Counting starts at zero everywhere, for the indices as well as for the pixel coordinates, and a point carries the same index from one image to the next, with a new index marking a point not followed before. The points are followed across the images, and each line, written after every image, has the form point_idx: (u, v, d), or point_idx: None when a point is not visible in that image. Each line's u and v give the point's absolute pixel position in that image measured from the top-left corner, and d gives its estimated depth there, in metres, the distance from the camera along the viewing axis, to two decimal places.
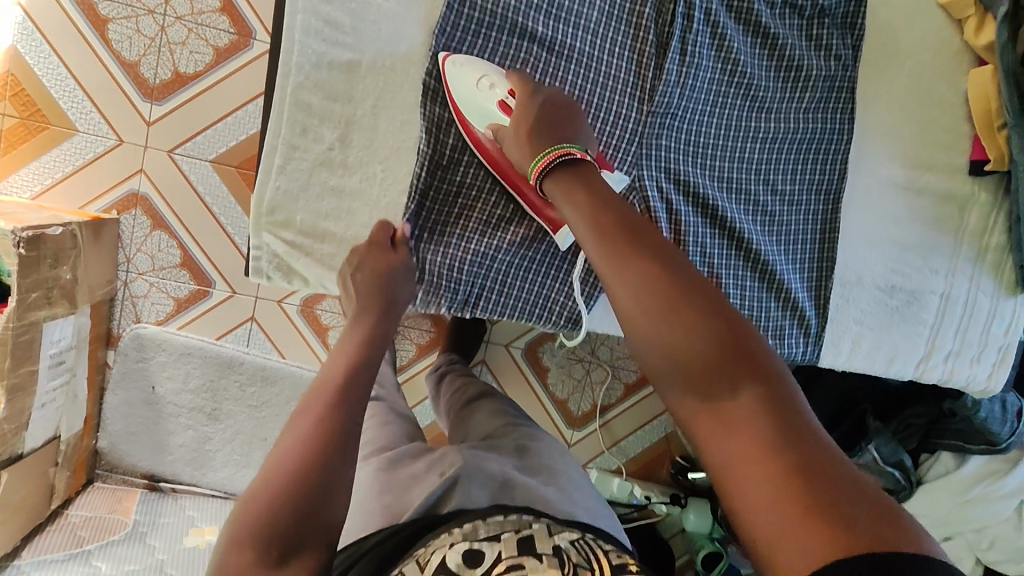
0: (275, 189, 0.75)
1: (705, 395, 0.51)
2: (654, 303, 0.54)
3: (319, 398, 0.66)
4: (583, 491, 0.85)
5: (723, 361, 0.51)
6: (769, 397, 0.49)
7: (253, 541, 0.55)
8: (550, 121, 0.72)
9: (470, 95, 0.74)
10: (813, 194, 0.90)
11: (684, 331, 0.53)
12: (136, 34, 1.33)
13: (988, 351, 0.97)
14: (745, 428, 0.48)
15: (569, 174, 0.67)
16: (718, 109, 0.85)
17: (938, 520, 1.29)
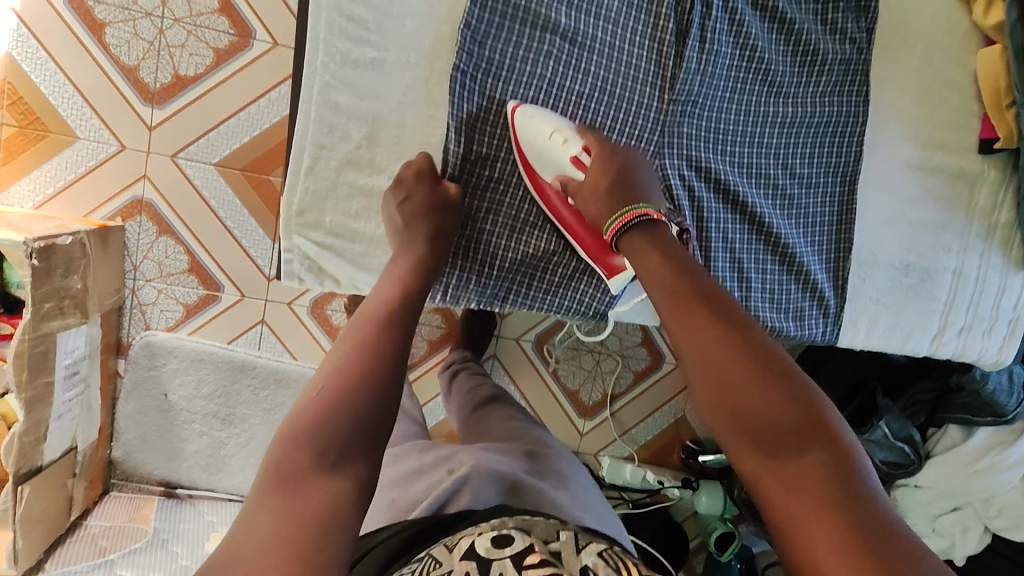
0: (304, 191, 0.75)
1: (779, 456, 0.57)
2: (739, 369, 0.61)
3: (372, 316, 0.65)
4: (589, 495, 0.84)
5: (798, 429, 0.58)
6: (836, 464, 0.56)
7: (307, 446, 0.55)
8: (623, 181, 0.76)
9: (541, 147, 0.78)
10: (831, 177, 0.91)
11: (766, 397, 0.59)
12: (134, 38, 1.32)
13: (998, 326, 0.99)
14: (810, 482, 0.55)
15: (640, 234, 0.72)
16: (736, 96, 0.86)
17: (945, 491, 1.32)
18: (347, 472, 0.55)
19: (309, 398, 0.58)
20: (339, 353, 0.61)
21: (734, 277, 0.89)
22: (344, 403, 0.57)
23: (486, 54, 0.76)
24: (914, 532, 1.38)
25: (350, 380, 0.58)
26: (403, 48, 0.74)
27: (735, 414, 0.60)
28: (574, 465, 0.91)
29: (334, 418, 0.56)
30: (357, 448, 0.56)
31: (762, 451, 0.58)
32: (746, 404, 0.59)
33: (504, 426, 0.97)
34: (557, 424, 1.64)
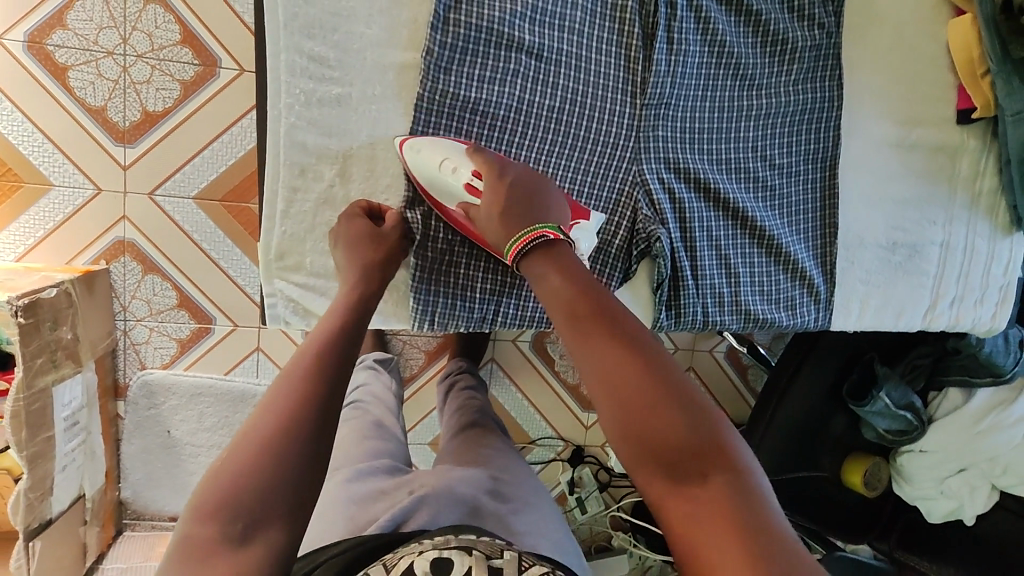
0: (281, 234, 0.75)
1: (678, 481, 0.52)
2: (636, 390, 0.54)
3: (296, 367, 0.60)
4: (544, 518, 0.86)
5: (697, 450, 0.53)
6: (736, 487, 0.51)
7: (216, 517, 0.51)
8: (520, 203, 0.70)
9: (433, 177, 0.73)
10: (810, 163, 0.91)
11: (665, 419, 0.53)
12: (98, 78, 1.29)
13: (989, 293, 1.00)
14: (716, 510, 0.50)
15: (542, 250, 0.64)
16: (709, 93, 0.85)
17: (950, 454, 1.33)
18: (258, 542, 0.51)
19: (225, 460, 0.54)
20: (260, 408, 0.57)
21: (721, 273, 0.89)
22: (264, 466, 0.53)
23: (453, 78, 0.75)
24: (921, 496, 1.38)
25: (267, 442, 0.54)
26: (367, 82, 0.73)
27: (637, 437, 0.53)
28: (537, 489, 0.93)
29: (247, 483, 0.52)
30: (276, 513, 0.53)
31: (662, 476, 0.52)
32: (644, 426, 0.53)
33: (473, 452, 0.98)
34: (562, 420, 1.66)
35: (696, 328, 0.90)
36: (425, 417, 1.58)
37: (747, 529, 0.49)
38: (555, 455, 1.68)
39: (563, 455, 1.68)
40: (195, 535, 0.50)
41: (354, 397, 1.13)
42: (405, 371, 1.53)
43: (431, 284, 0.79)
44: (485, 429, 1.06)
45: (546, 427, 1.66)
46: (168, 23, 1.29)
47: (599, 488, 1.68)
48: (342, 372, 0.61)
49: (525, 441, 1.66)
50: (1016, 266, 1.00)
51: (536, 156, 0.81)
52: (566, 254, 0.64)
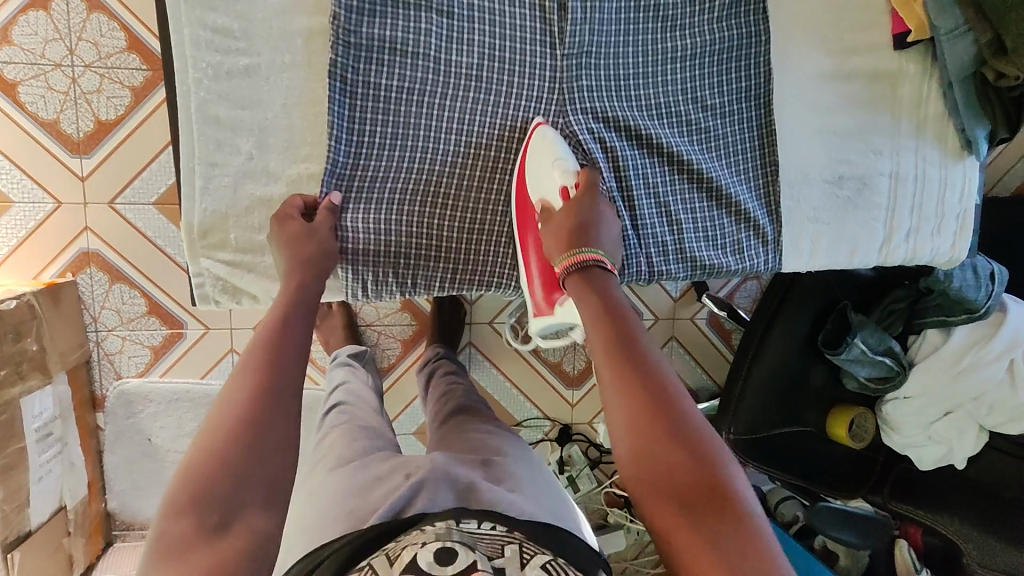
0: (203, 212, 0.74)
1: (688, 512, 0.54)
2: (655, 429, 0.58)
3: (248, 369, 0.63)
4: (546, 493, 0.82)
5: (706, 484, 0.55)
6: (743, 529, 0.53)
7: (192, 510, 0.52)
8: (580, 231, 0.75)
9: (540, 171, 0.79)
10: (744, 102, 0.90)
11: (677, 454, 0.57)
12: (48, 91, 1.30)
13: (946, 222, 0.98)
14: (718, 545, 0.52)
15: (582, 285, 0.71)
16: (630, 37, 0.84)
17: (933, 397, 1.30)
18: (237, 532, 0.53)
19: (189, 463, 0.55)
20: (220, 411, 0.59)
21: (662, 221, 0.88)
22: (241, 457, 0.56)
23: (363, 41, 0.74)
24: (912, 444, 1.36)
25: (240, 434, 0.57)
26: (275, 49, 0.73)
27: (656, 467, 0.57)
28: (535, 467, 0.89)
29: (222, 477, 0.54)
30: (254, 499, 0.55)
31: (673, 507, 0.55)
32: (658, 463, 0.57)
33: (465, 439, 0.95)
34: (547, 400, 1.65)
35: (642, 282, 0.89)
36: (408, 407, 1.57)
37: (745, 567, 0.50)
38: (543, 436, 1.66)
39: (552, 435, 1.67)
40: (174, 523, 0.52)
41: (332, 398, 1.11)
42: (383, 361, 1.53)
43: (360, 254, 0.79)
44: (471, 414, 1.04)
45: (532, 408, 1.65)
46: (113, 31, 1.30)
47: (589, 465, 1.66)
48: (299, 363, 0.65)
49: (511, 424, 1.64)
50: (971, 194, 0.98)
51: (458, 115, 0.80)
52: (610, 294, 0.70)
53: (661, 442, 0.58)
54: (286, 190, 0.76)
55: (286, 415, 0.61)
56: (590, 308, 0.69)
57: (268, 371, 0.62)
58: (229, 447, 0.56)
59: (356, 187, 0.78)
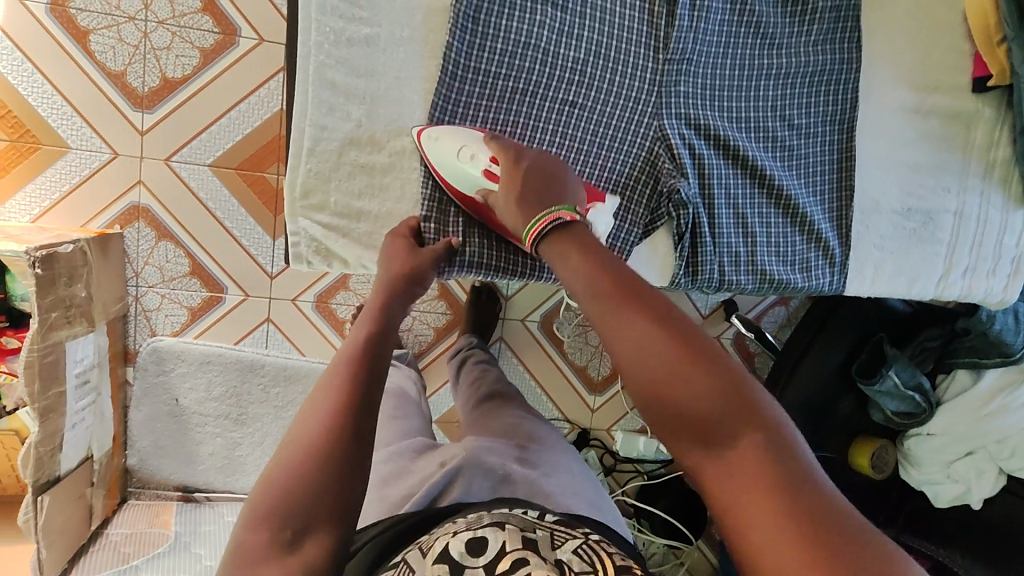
0: (307, 173, 0.75)
1: (709, 444, 0.47)
2: (670, 362, 0.49)
3: (337, 372, 0.61)
4: (579, 480, 0.80)
5: (723, 411, 0.48)
6: (770, 446, 0.47)
7: (265, 523, 0.50)
8: (536, 187, 0.68)
9: (452, 167, 0.74)
10: (827, 126, 0.92)
11: (697, 385, 0.48)
12: (119, 43, 1.31)
13: (1002, 264, 1.00)
14: (748, 474, 0.46)
15: (559, 231, 0.61)
16: (729, 50, 0.87)
17: (956, 435, 1.32)
18: (308, 546, 0.50)
19: (273, 471, 0.54)
20: (302, 422, 0.57)
21: (738, 232, 0.90)
22: (312, 467, 0.53)
23: (481, 27, 0.77)
24: (930, 480, 1.38)
25: (317, 451, 0.54)
26: (395, 23, 0.75)
27: (665, 404, 0.49)
28: (571, 456, 0.86)
29: (294, 492, 0.52)
30: (324, 515, 0.52)
31: (689, 441, 0.48)
32: (670, 399, 0.48)
33: (500, 418, 0.93)
34: (568, 401, 1.65)
35: (711, 289, 0.91)
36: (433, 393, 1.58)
37: (776, 491, 0.44)
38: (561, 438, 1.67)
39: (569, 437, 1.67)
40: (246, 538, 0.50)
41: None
42: (415, 345, 1.54)
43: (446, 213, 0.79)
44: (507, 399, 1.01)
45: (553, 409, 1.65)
46: None
47: (604, 471, 1.67)
48: (382, 370, 0.63)
49: None
50: None
51: (560, 108, 0.82)
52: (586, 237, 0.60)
53: (673, 374, 0.49)
54: (389, 160, 0.77)
55: (364, 432, 0.57)
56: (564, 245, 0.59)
57: (350, 381, 0.60)
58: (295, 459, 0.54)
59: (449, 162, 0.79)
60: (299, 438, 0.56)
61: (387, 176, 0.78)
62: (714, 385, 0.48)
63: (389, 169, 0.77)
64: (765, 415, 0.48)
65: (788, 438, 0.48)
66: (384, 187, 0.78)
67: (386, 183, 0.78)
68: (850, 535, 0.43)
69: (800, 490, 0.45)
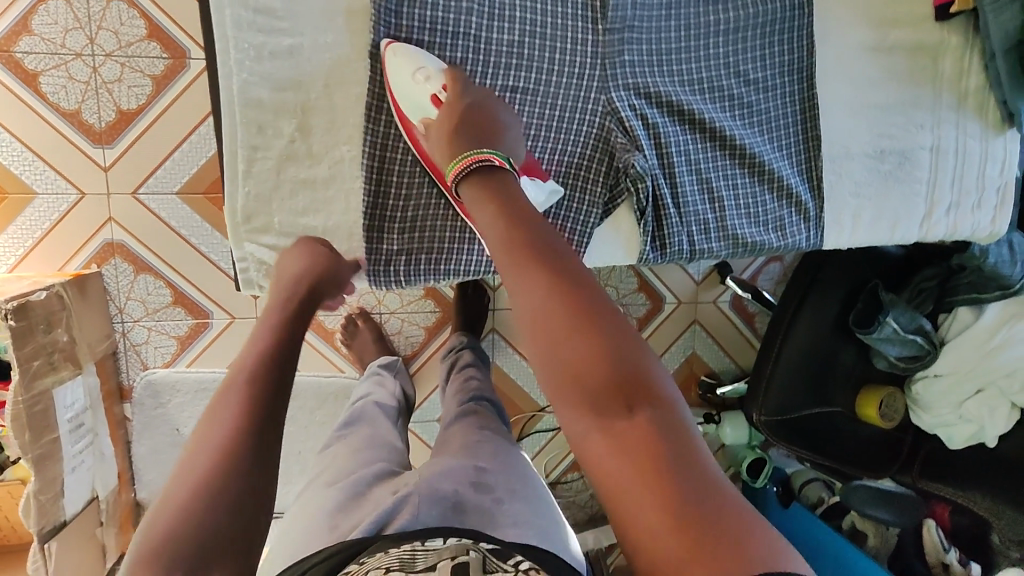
0: (246, 196, 0.75)
1: (602, 409, 0.53)
2: (565, 327, 0.54)
3: (229, 396, 0.62)
4: (534, 506, 0.79)
5: (616, 383, 0.53)
6: (661, 421, 0.52)
7: (156, 560, 0.51)
8: (475, 125, 0.72)
9: (404, 87, 0.73)
10: (786, 77, 0.89)
11: (591, 354, 0.53)
12: (69, 81, 1.29)
13: (987, 195, 0.96)
14: (635, 443, 0.51)
15: (478, 180, 0.67)
16: (673, 11, 0.83)
17: (959, 372, 1.31)
18: None
19: (166, 502, 0.55)
20: (195, 446, 0.59)
21: (704, 199, 0.87)
22: (208, 502, 0.55)
23: (404, 24, 0.75)
24: (941, 423, 1.34)
25: (207, 483, 0.56)
26: (316, 29, 0.73)
27: (566, 366, 0.54)
28: (529, 479, 0.85)
29: (187, 525, 0.53)
30: (221, 549, 0.54)
31: (584, 401, 0.53)
32: (570, 364, 0.54)
33: (467, 435, 0.93)
34: None
35: (683, 260, 0.88)
36: (431, 394, 1.57)
37: (654, 460, 0.50)
38: None
39: None
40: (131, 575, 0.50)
41: (365, 388, 1.15)
42: (407, 347, 1.53)
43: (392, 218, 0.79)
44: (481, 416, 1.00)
45: None
46: (133, 19, 1.28)
47: None
48: (276, 388, 0.64)
49: (533, 410, 1.64)
50: (1013, 166, 0.96)
51: (501, 95, 0.80)
52: (504, 190, 0.65)
53: (571, 346, 0.54)
54: (329, 172, 0.77)
55: (256, 458, 0.59)
56: (484, 204, 0.65)
57: (244, 404, 0.61)
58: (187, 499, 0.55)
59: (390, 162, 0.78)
60: (194, 465, 0.57)
61: (328, 189, 0.77)
62: (610, 359, 0.53)
63: (329, 182, 0.77)
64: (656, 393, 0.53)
65: (678, 414, 0.53)
66: (326, 201, 0.77)
67: (328, 196, 0.77)
68: (720, 511, 0.48)
69: (682, 473, 0.49)
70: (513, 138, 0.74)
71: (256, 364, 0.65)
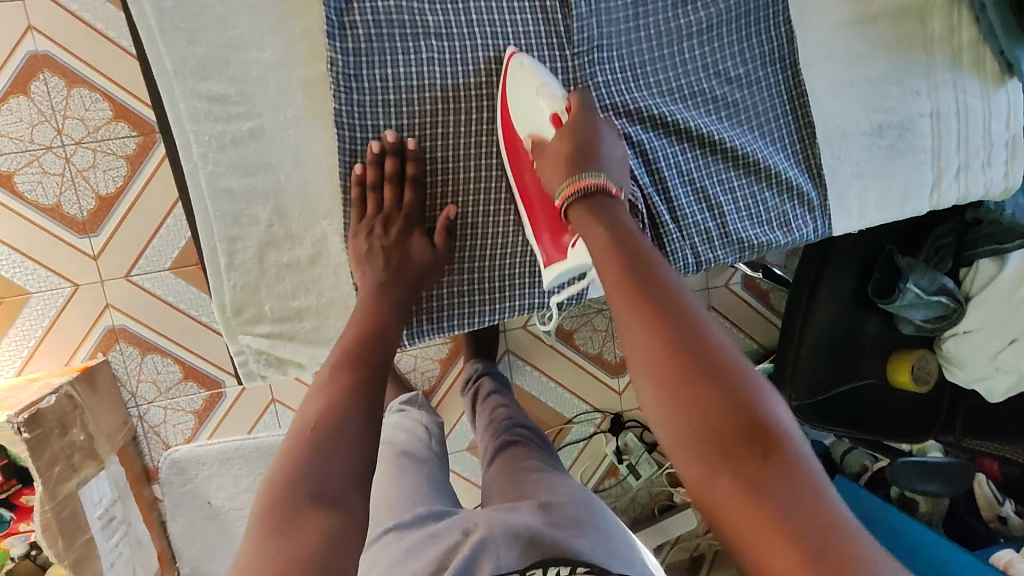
0: (233, 289, 0.73)
1: (729, 457, 0.52)
2: (685, 378, 0.55)
3: (341, 367, 0.64)
4: (607, 535, 0.77)
5: (741, 431, 0.52)
6: (792, 472, 0.50)
7: (282, 491, 0.53)
8: (584, 153, 0.72)
9: (523, 99, 0.75)
10: (769, 67, 0.85)
11: (712, 402, 0.54)
12: (44, 176, 1.27)
13: (996, 152, 0.92)
14: (765, 490, 0.49)
15: (586, 215, 0.69)
16: (642, 20, 0.80)
17: (989, 325, 1.26)
18: (334, 513, 0.53)
19: (283, 453, 0.56)
20: (307, 407, 0.60)
21: (702, 209, 0.84)
22: (309, 453, 0.55)
23: (365, 85, 0.71)
24: (978, 377, 1.30)
25: (315, 433, 0.57)
26: (277, 107, 0.70)
27: (688, 416, 0.54)
28: (592, 505, 0.83)
29: (303, 462, 0.55)
30: (347, 485, 0.55)
31: (708, 449, 0.52)
32: (698, 402, 0.54)
33: (519, 477, 0.90)
34: (595, 393, 1.62)
35: (690, 274, 0.85)
36: (456, 425, 1.55)
37: (779, 506, 0.48)
38: (596, 429, 1.64)
39: (604, 426, 1.64)
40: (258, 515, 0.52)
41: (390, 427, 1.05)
42: (424, 383, 1.51)
43: None
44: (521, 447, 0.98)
45: (580, 404, 1.62)
46: (96, 102, 1.26)
47: (647, 450, 1.64)
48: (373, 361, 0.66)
49: (561, 423, 1.62)
50: (1020, 117, 0.91)
51: (477, 141, 0.77)
52: (619, 227, 0.67)
53: (691, 395, 0.55)
54: (314, 250, 0.74)
55: (362, 411, 0.60)
56: (599, 238, 0.67)
57: (352, 370, 0.64)
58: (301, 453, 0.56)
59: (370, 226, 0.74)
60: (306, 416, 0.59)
61: (316, 267, 0.75)
62: (732, 408, 0.53)
63: (317, 259, 0.75)
64: (794, 443, 0.52)
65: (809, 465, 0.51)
66: (316, 278, 0.75)
67: (318, 274, 0.75)
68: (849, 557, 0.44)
69: (809, 517, 0.47)
70: (621, 168, 0.74)
71: (358, 349, 0.66)
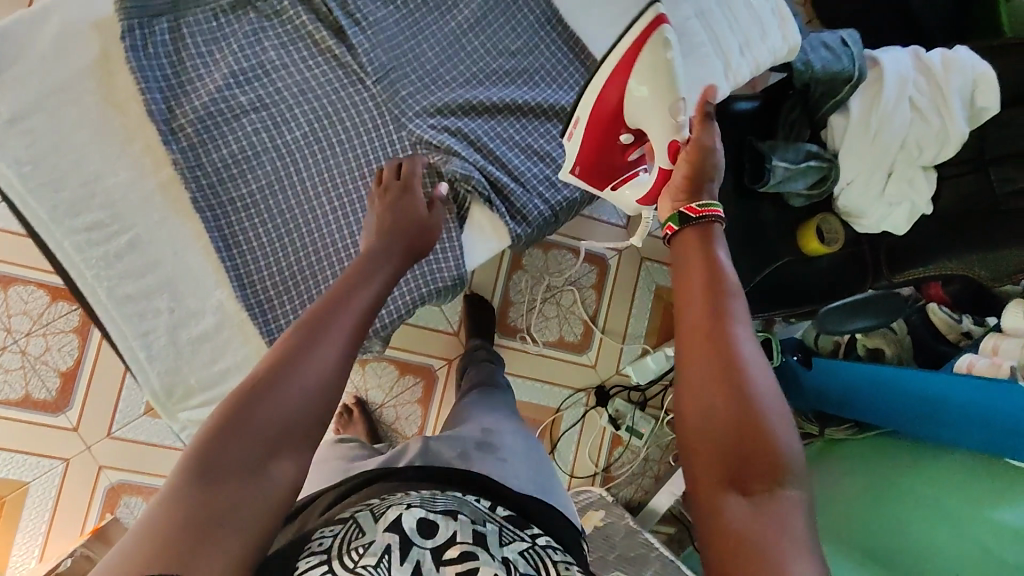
0: (160, 376, 0.89)
1: (726, 446, 0.62)
2: (712, 373, 0.64)
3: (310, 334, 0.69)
4: (527, 458, 1.02)
5: (742, 428, 0.62)
6: (769, 475, 0.60)
7: (210, 448, 0.60)
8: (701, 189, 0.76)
9: (649, 100, 0.83)
10: (542, 31, 1.00)
11: (729, 399, 0.63)
12: (7, 374, 1.38)
13: (767, 23, 1.04)
14: (746, 485, 0.60)
15: (686, 232, 0.74)
16: (419, 36, 0.96)
17: (865, 170, 1.34)
18: (265, 481, 0.61)
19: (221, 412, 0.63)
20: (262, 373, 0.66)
21: (534, 161, 0.98)
22: (241, 420, 0.62)
23: (210, 168, 0.91)
24: (882, 219, 1.38)
25: (255, 403, 0.63)
26: None
27: (705, 402, 0.64)
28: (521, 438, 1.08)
29: (242, 433, 0.61)
30: (280, 456, 0.63)
31: (716, 433, 0.63)
32: (714, 404, 0.63)
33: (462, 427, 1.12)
34: (568, 375, 1.72)
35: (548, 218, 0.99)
36: None
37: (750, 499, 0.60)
38: (585, 408, 1.72)
39: (592, 403, 1.72)
40: (191, 454, 0.60)
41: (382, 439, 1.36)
42: (411, 424, 1.59)
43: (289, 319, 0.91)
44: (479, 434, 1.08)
45: (561, 391, 1.71)
46: (32, 293, 1.39)
47: (639, 407, 1.73)
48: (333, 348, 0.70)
49: (552, 414, 1.70)
50: None
51: (321, 178, 0.93)
52: (706, 247, 0.72)
53: (713, 386, 0.64)
54: None
55: (308, 396, 0.66)
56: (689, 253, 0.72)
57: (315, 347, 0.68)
58: (253, 400, 0.63)
59: (254, 277, 0.91)
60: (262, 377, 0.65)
61: None
62: (744, 412, 0.62)
63: None
64: (784, 458, 0.61)
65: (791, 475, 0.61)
66: None
67: None
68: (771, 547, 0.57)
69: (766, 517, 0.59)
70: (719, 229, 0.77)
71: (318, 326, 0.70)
